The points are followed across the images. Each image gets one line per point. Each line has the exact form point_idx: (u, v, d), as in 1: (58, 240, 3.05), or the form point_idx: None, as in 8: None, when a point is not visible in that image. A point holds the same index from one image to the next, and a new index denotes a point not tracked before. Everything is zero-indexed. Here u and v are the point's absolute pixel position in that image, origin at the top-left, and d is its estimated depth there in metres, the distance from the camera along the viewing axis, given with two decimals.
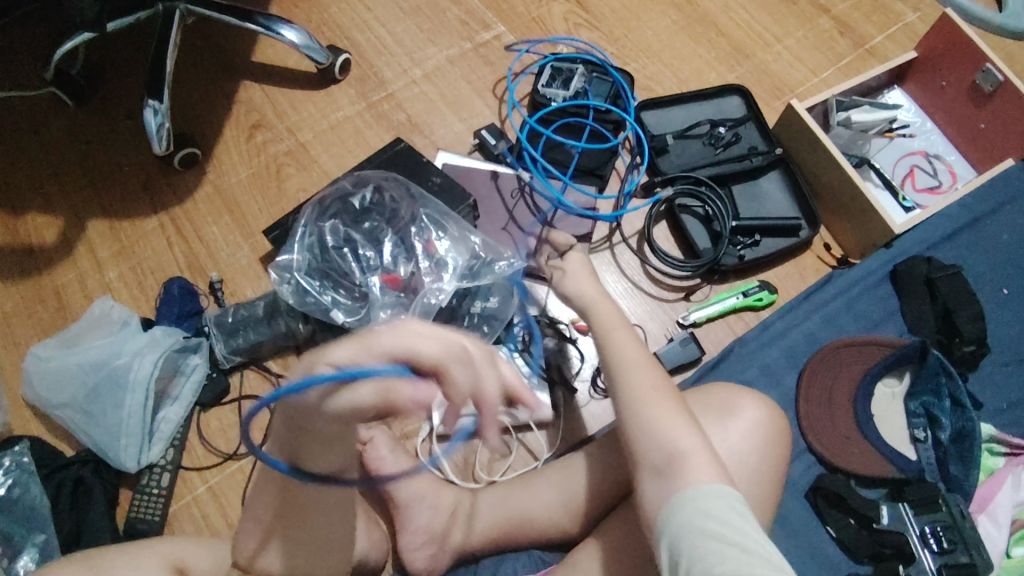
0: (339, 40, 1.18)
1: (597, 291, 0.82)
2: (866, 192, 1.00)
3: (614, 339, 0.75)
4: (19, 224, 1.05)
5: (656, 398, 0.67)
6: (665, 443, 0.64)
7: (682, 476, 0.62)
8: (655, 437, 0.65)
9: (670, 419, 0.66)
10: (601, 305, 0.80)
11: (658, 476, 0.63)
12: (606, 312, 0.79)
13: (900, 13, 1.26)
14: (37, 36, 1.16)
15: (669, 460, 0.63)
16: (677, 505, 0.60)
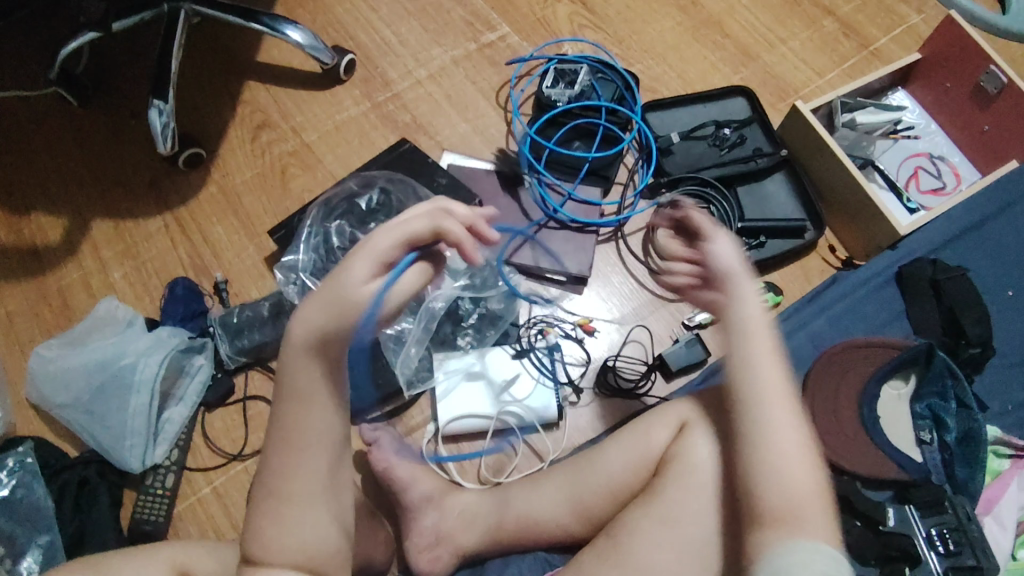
0: (344, 41, 1.18)
1: (745, 283, 0.66)
2: (868, 193, 1.00)
3: (759, 343, 0.65)
4: (23, 223, 1.05)
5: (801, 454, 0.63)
6: (783, 494, 0.61)
7: (793, 530, 0.59)
8: (773, 482, 0.62)
9: (795, 465, 0.62)
10: (748, 295, 0.66)
11: (770, 526, 0.60)
12: (755, 307, 0.66)
13: (904, 15, 1.27)
14: (41, 35, 1.16)
15: (787, 512, 0.60)
16: (782, 550, 0.58)
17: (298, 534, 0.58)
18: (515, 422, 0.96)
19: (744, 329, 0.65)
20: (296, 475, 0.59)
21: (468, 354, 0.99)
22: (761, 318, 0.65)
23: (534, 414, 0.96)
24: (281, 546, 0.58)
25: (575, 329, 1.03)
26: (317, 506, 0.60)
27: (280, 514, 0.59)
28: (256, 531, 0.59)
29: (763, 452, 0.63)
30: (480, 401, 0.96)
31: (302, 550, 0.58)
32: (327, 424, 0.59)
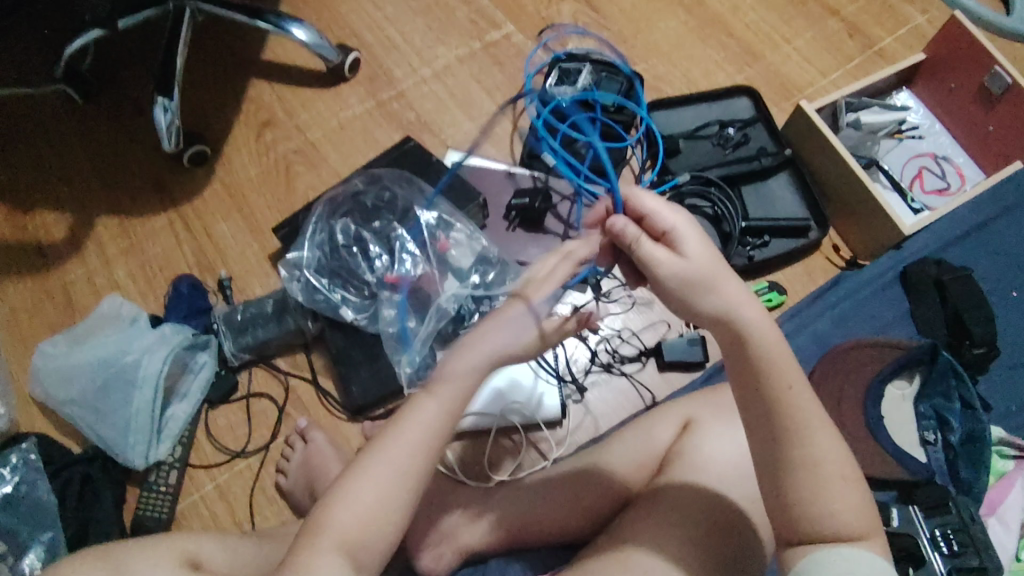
0: (349, 39, 1.18)
1: (681, 272, 0.59)
2: (872, 192, 1.00)
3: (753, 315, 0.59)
4: (28, 220, 1.05)
5: (841, 481, 0.58)
6: (831, 519, 0.57)
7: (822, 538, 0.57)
8: (816, 502, 0.57)
9: (840, 484, 0.58)
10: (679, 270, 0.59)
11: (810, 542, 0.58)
12: (744, 301, 0.59)
13: (909, 16, 1.26)
14: (47, 33, 1.16)
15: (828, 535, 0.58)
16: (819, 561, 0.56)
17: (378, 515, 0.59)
18: (519, 421, 0.97)
19: (758, 331, 0.58)
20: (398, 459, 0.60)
21: None
22: (750, 305, 0.59)
23: (540, 412, 0.97)
24: (352, 521, 0.58)
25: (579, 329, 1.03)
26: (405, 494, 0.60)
27: (370, 491, 0.59)
28: (343, 494, 0.59)
29: (806, 471, 0.58)
30: (484, 399, 0.97)
31: (365, 529, 0.58)
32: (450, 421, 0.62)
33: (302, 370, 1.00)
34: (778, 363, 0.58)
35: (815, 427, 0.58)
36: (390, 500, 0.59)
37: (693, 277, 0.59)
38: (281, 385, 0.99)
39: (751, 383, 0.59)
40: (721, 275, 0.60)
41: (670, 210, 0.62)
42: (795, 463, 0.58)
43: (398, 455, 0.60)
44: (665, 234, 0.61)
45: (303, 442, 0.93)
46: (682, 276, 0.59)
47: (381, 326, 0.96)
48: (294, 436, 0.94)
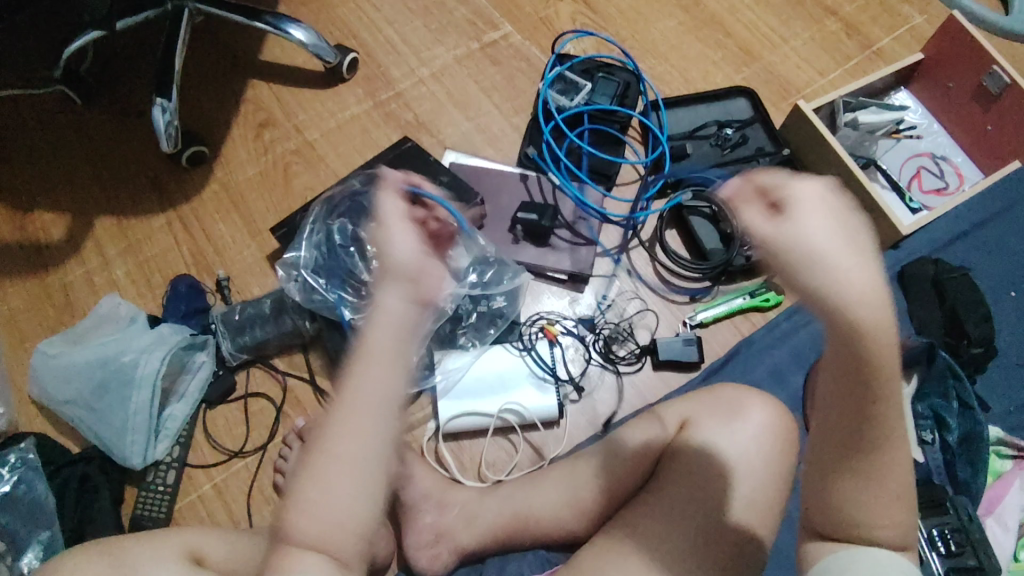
0: (347, 40, 1.18)
1: (811, 243, 0.49)
2: (871, 192, 0.99)
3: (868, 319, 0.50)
4: (27, 221, 1.06)
5: (895, 501, 0.58)
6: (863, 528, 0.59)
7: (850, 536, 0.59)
8: (861, 511, 0.58)
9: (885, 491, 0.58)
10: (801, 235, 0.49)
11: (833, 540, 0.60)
12: (842, 275, 0.49)
13: (907, 15, 1.26)
14: (46, 34, 1.16)
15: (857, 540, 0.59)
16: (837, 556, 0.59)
17: (334, 513, 0.56)
18: (515, 421, 0.97)
19: (871, 324, 0.50)
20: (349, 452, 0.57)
21: (472, 353, 0.99)
22: (860, 299, 0.49)
23: (537, 412, 0.96)
24: (320, 524, 0.56)
25: (577, 330, 1.03)
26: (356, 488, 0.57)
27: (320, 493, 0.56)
28: (299, 500, 0.57)
29: (864, 482, 0.57)
30: (481, 400, 0.97)
31: (332, 528, 0.56)
32: (388, 386, 0.57)
33: (300, 369, 1.00)
34: (883, 359, 0.52)
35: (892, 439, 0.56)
36: (345, 495, 0.56)
37: (815, 251, 0.49)
38: (279, 385, 0.99)
39: (856, 379, 0.53)
40: (841, 255, 0.49)
41: (800, 180, 0.51)
42: (857, 471, 0.57)
43: (352, 441, 0.57)
44: (779, 205, 0.50)
45: (300, 442, 0.93)
46: (809, 244, 0.49)
47: None
48: (291, 436, 0.95)
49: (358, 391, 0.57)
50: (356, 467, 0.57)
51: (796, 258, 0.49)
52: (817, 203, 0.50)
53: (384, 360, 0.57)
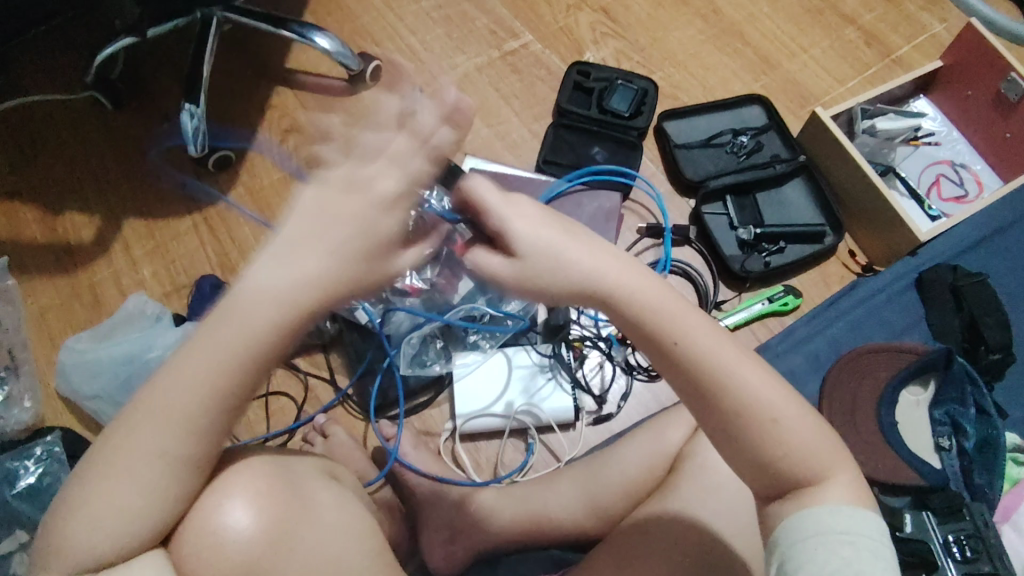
0: (370, 48, 1.21)
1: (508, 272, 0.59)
2: (892, 203, 1.00)
3: (648, 297, 0.59)
4: (57, 222, 1.09)
5: (783, 400, 0.58)
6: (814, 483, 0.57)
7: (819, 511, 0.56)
8: (780, 447, 0.57)
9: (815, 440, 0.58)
10: (593, 260, 0.59)
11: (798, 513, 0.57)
12: (562, 241, 0.59)
13: (927, 24, 1.27)
14: (81, 42, 1.20)
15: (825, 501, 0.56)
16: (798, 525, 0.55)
17: (105, 537, 0.55)
18: (531, 422, 0.98)
19: (593, 265, 0.58)
20: (158, 444, 0.56)
21: (486, 352, 1.01)
22: (626, 267, 0.60)
23: (556, 413, 0.98)
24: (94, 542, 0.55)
25: (602, 342, 1.03)
26: (144, 496, 0.56)
27: (307, 508, 0.64)
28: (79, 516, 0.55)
29: (764, 424, 0.57)
30: (500, 401, 0.98)
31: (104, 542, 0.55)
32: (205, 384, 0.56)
33: (321, 369, 1.01)
34: (657, 307, 0.58)
35: (715, 348, 0.58)
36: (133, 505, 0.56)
37: (574, 274, 0.58)
38: (301, 384, 1.01)
39: (647, 340, 0.59)
40: (565, 242, 0.59)
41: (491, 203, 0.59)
42: (738, 416, 0.57)
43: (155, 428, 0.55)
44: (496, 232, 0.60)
45: (322, 437, 0.95)
46: (544, 253, 0.58)
47: (398, 328, 1.00)
48: (313, 432, 0.96)
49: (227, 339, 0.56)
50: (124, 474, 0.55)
51: (543, 248, 0.58)
52: (520, 214, 0.59)
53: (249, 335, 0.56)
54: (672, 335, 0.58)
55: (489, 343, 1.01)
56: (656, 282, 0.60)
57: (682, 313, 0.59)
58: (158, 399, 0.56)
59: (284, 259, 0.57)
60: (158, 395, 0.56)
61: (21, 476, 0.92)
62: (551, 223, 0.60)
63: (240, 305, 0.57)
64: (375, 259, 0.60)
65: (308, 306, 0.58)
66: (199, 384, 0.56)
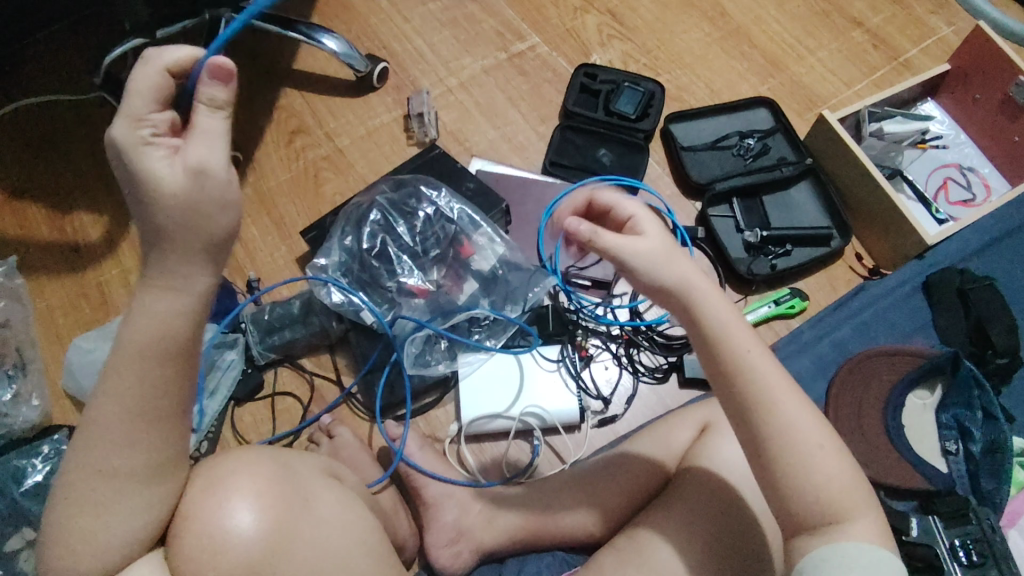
0: (377, 50, 1.21)
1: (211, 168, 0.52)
2: (900, 205, 1.00)
3: (725, 322, 0.60)
4: (66, 221, 1.09)
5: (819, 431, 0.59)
6: (818, 493, 0.58)
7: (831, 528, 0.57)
8: (795, 460, 0.58)
9: (822, 444, 0.59)
10: (691, 275, 0.61)
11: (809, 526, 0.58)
12: (675, 253, 0.62)
13: (935, 27, 1.26)
14: (91, 44, 1.21)
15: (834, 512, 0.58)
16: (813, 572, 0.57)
17: (94, 556, 0.53)
18: (537, 424, 0.98)
19: (688, 277, 0.61)
20: (111, 459, 0.52)
21: (490, 353, 1.01)
22: (716, 292, 0.61)
23: (561, 414, 0.98)
24: (79, 559, 0.53)
25: (611, 345, 1.04)
26: (124, 514, 0.54)
27: (308, 508, 0.63)
28: (65, 529, 0.53)
29: (777, 445, 0.58)
30: (505, 402, 0.98)
31: (90, 556, 0.53)
32: (136, 391, 0.51)
33: (327, 370, 1.02)
34: (730, 328, 0.60)
35: (779, 387, 0.59)
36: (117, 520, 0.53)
37: (663, 279, 0.61)
38: (307, 385, 1.01)
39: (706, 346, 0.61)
40: (673, 253, 0.62)
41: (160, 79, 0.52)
42: (766, 438, 0.59)
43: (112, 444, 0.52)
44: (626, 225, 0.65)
45: (328, 437, 0.95)
46: (650, 252, 0.61)
47: (402, 329, 1.00)
48: (318, 432, 0.96)
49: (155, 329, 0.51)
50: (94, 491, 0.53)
51: (654, 248, 0.61)
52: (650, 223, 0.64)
53: (167, 353, 0.52)
54: (738, 364, 0.59)
55: (495, 344, 1.01)
56: (739, 317, 0.61)
57: (754, 349, 0.60)
58: (101, 416, 0.52)
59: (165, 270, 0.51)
60: (93, 409, 0.52)
61: (28, 474, 0.93)
62: (671, 240, 0.63)
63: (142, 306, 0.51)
64: (213, 213, 0.52)
65: (195, 303, 0.52)
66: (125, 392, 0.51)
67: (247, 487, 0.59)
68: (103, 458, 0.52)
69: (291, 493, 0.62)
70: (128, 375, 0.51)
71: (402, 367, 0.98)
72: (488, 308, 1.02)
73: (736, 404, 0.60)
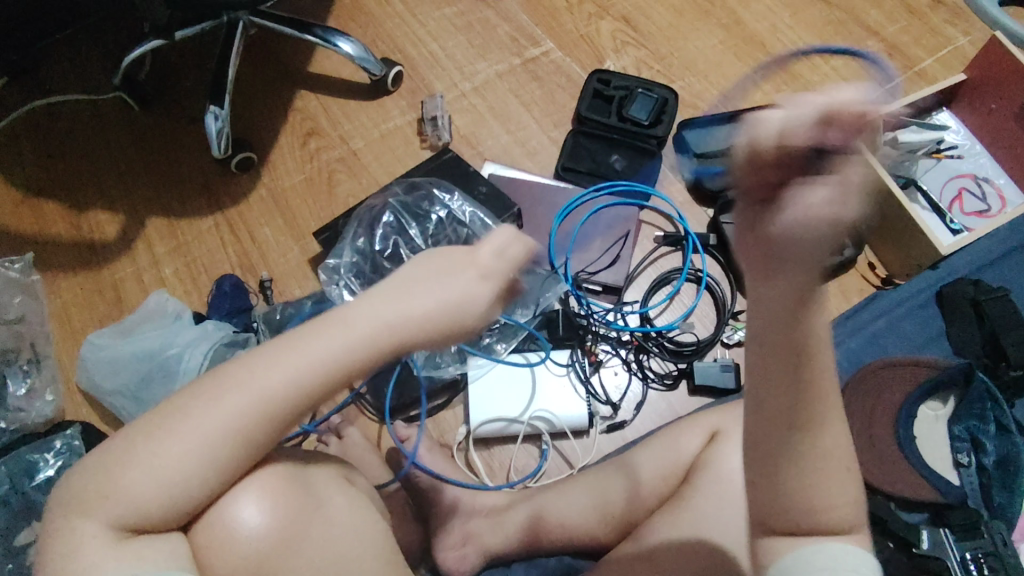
0: (392, 53, 1.22)
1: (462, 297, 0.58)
2: (913, 213, 0.98)
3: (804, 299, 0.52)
4: (82, 219, 1.11)
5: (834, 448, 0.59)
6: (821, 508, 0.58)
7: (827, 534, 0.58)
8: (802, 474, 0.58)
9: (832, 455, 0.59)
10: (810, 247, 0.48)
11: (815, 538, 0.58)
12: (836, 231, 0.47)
13: (951, 37, 1.26)
14: (110, 46, 1.23)
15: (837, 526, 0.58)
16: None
17: (156, 489, 0.55)
18: (545, 428, 0.98)
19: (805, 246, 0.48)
20: (228, 413, 0.55)
21: (500, 356, 1.01)
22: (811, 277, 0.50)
23: (569, 420, 0.98)
24: (148, 488, 0.54)
25: (621, 351, 1.03)
26: (203, 470, 0.55)
27: (325, 506, 0.64)
28: (151, 451, 0.54)
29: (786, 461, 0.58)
30: (513, 407, 0.98)
31: (158, 489, 0.54)
32: (276, 382, 0.55)
33: None
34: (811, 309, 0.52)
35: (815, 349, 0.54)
36: (195, 469, 0.55)
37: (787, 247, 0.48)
38: None
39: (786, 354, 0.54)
40: (834, 240, 0.48)
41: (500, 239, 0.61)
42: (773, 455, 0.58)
43: (245, 400, 0.55)
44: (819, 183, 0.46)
45: (337, 437, 0.96)
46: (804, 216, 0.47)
47: None
48: (327, 432, 0.97)
49: (315, 341, 0.56)
50: (193, 438, 0.55)
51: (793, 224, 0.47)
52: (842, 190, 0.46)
53: (310, 365, 0.56)
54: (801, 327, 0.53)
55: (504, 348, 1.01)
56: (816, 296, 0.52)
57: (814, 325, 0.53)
58: (238, 369, 0.56)
59: (404, 288, 0.57)
60: (262, 362, 0.56)
61: (40, 469, 0.94)
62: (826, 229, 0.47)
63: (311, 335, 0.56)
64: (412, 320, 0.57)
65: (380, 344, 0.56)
66: (285, 365, 0.55)
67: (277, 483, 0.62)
68: (224, 409, 0.55)
69: (311, 491, 0.64)
70: (285, 364, 0.56)
71: (413, 368, 0.98)
72: (497, 311, 1.02)
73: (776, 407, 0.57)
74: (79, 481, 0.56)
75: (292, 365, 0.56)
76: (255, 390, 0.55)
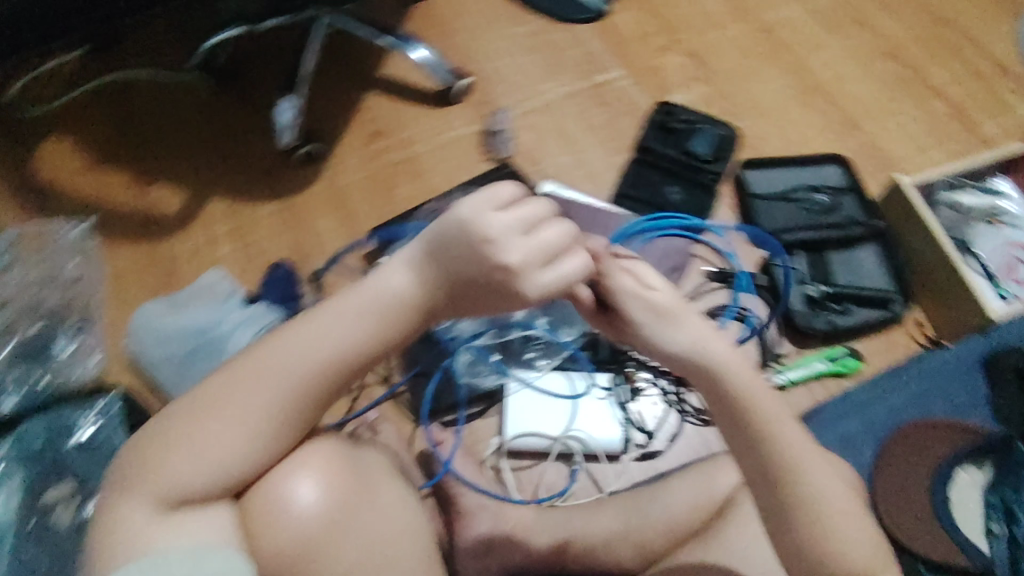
0: (463, 65, 1.24)
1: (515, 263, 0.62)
2: (963, 273, 0.99)
3: (737, 374, 0.63)
4: (146, 192, 1.13)
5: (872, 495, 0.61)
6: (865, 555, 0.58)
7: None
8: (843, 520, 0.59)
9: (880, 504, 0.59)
10: (698, 336, 0.64)
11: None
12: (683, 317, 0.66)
13: (1016, 105, 1.26)
14: (192, 31, 1.27)
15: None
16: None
17: (202, 469, 0.57)
18: (579, 448, 0.98)
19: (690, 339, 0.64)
20: (255, 393, 0.58)
21: (540, 372, 1.02)
22: (722, 344, 0.64)
23: (604, 442, 0.99)
24: (188, 468, 0.56)
25: (660, 381, 1.04)
26: (243, 444, 0.58)
27: (374, 496, 0.66)
28: (188, 435, 0.57)
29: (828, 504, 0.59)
30: (551, 424, 0.99)
31: (200, 472, 0.57)
32: (299, 367, 0.59)
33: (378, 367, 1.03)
34: (750, 386, 0.63)
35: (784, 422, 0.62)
36: (232, 448, 0.57)
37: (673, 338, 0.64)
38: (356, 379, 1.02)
39: (734, 426, 0.62)
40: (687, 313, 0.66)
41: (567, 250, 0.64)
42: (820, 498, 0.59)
43: (266, 386, 0.58)
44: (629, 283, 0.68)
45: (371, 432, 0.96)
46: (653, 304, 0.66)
47: (460, 337, 1.04)
48: (362, 427, 0.97)
49: (327, 330, 0.61)
50: (221, 424, 0.57)
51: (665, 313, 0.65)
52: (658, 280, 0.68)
53: (330, 350, 0.60)
54: (762, 422, 0.61)
55: (546, 364, 1.03)
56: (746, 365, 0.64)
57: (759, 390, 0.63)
58: (260, 356, 0.59)
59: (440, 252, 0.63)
60: (273, 351, 0.60)
61: (77, 429, 0.92)
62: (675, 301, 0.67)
63: (324, 324, 0.61)
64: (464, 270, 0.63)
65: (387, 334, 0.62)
66: (317, 343, 0.60)
67: (331, 467, 0.64)
68: (252, 392, 0.58)
69: (361, 481, 0.66)
70: (292, 349, 0.60)
71: (454, 374, 1.02)
72: (545, 327, 1.04)
73: (747, 449, 0.61)
74: (124, 464, 0.58)
75: (325, 336, 0.60)
76: (273, 375, 0.59)
